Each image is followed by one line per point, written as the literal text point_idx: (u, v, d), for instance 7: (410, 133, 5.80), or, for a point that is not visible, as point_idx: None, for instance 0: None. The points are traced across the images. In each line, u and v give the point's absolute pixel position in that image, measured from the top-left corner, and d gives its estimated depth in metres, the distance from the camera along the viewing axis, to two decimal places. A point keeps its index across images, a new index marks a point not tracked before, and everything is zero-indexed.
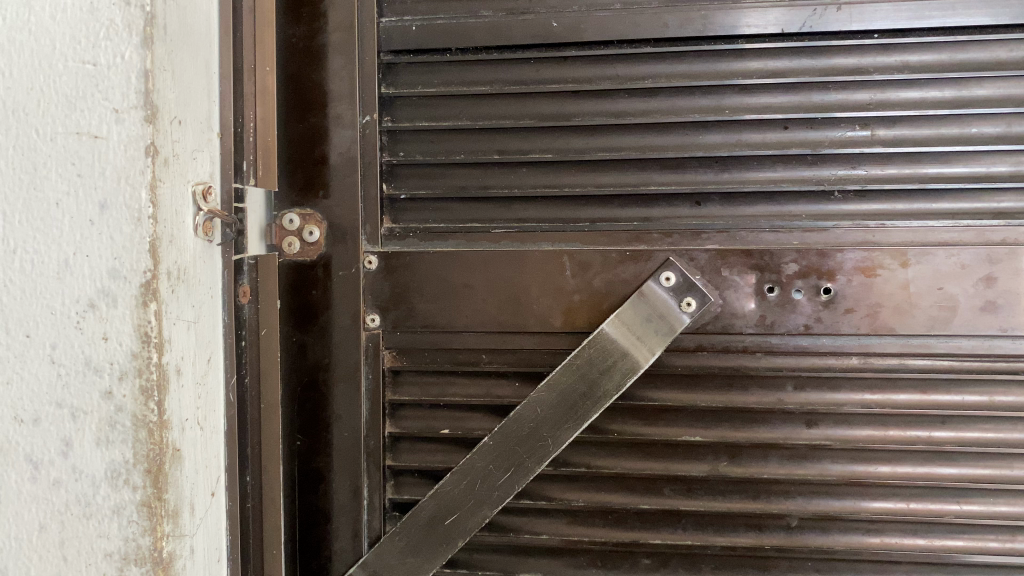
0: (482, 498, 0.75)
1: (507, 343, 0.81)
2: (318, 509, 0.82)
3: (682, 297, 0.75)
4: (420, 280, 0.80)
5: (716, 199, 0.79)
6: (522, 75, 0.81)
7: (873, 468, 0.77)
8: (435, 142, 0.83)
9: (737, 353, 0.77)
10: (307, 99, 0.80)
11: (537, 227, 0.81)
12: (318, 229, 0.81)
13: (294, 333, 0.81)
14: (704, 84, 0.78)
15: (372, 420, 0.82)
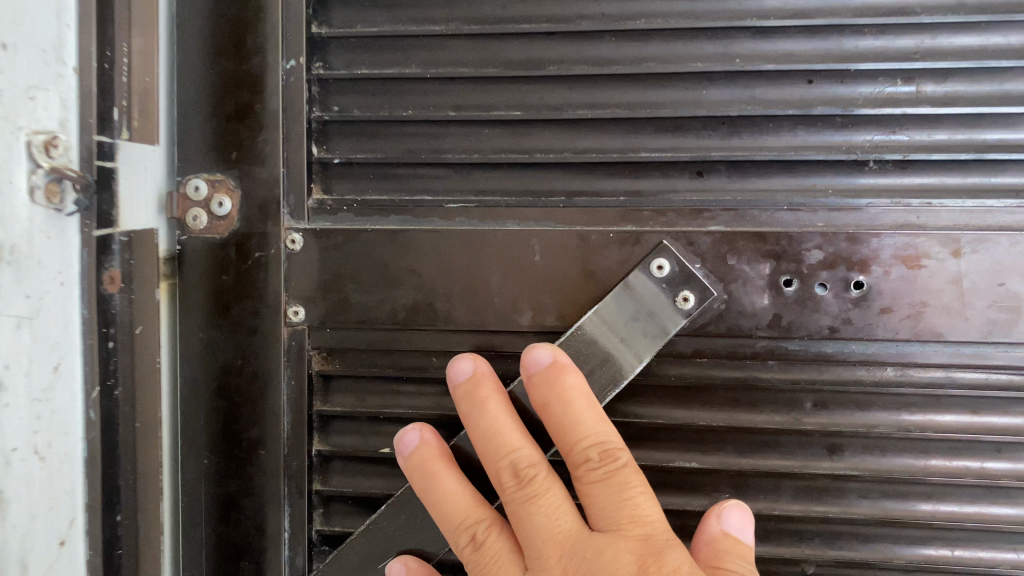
0: (427, 536, 0.60)
1: (462, 344, 0.65)
2: (227, 545, 0.66)
3: (677, 291, 0.60)
4: (354, 264, 0.65)
5: (722, 169, 0.64)
6: (484, 11, 0.65)
7: (910, 506, 0.62)
8: (377, 94, 0.67)
9: (745, 360, 0.62)
10: (217, 37, 0.65)
11: (499, 202, 0.65)
12: (229, 200, 0.65)
13: (201, 326, 0.66)
14: (708, 26, 0.62)
15: (297, 436, 0.67)
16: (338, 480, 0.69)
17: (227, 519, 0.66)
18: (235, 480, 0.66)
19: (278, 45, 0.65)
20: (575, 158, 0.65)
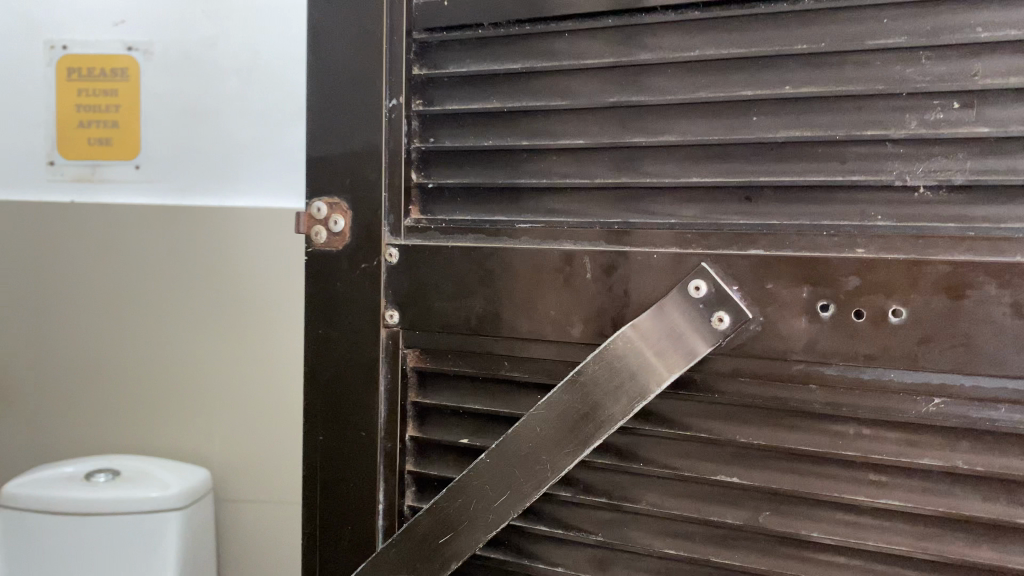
0: (477, 520, 0.69)
1: (524, 352, 0.72)
2: (337, 507, 0.80)
3: (712, 312, 0.63)
4: (437, 276, 0.75)
5: (770, 192, 0.64)
6: (556, 49, 0.72)
7: (960, 546, 0.59)
8: (465, 126, 0.76)
9: (786, 383, 0.63)
10: (335, 84, 0.78)
11: (561, 223, 0.71)
12: (343, 219, 0.78)
13: (319, 326, 0.80)
14: (761, 54, 0.64)
15: (391, 422, 0.78)
16: (427, 464, 0.78)
17: (335, 485, 0.80)
18: (341, 453, 0.79)
19: (382, 90, 0.76)
20: (627, 184, 0.69)
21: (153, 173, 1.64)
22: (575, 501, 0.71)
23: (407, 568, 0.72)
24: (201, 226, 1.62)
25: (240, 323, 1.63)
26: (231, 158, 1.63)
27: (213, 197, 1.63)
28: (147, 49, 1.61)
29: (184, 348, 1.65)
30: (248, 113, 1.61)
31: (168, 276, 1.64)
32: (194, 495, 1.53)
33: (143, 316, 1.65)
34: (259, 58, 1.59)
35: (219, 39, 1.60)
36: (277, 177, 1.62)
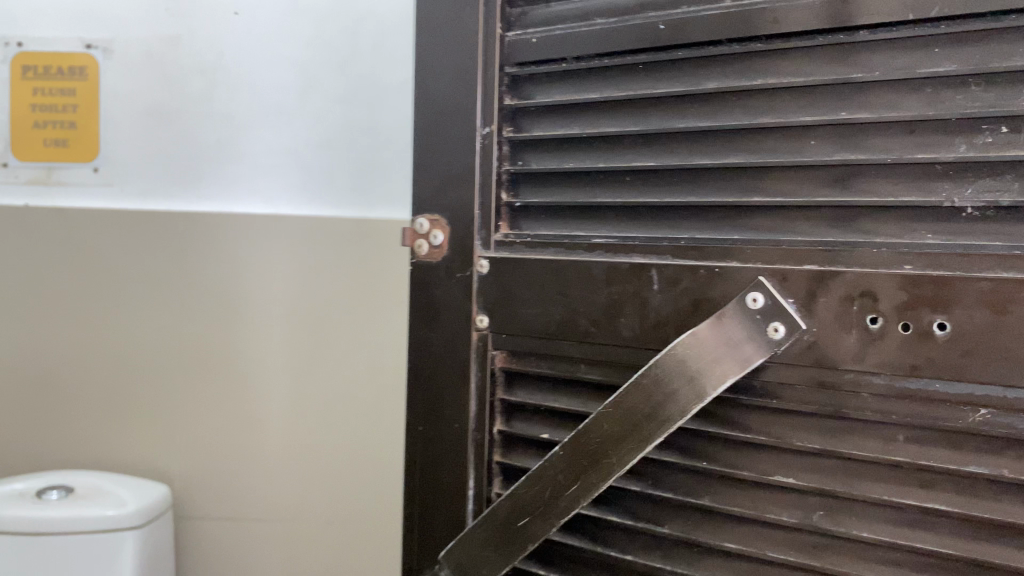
0: (552, 506, 0.76)
1: (596, 354, 0.79)
2: (433, 489, 0.89)
3: (767, 323, 0.68)
4: (523, 284, 0.83)
5: (824, 211, 0.68)
6: (631, 80, 0.79)
7: (1005, 553, 0.61)
8: (550, 151, 0.84)
9: (838, 390, 0.66)
10: (436, 115, 0.87)
11: (633, 239, 0.78)
12: (441, 233, 0.87)
13: (422, 327, 0.90)
14: (816, 83, 0.68)
15: (481, 415, 0.86)
16: (514, 455, 0.86)
17: (430, 469, 0.89)
18: (436, 441, 0.89)
19: (477, 116, 0.85)
20: (693, 199, 0.75)
21: (112, 175, 1.67)
22: (642, 492, 0.77)
23: (490, 548, 0.80)
24: (221, 237, 1.66)
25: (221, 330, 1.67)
26: (203, 162, 1.67)
27: (191, 201, 1.67)
28: (107, 46, 1.64)
29: (226, 357, 1.67)
30: (216, 112, 1.66)
31: (206, 289, 1.67)
32: (150, 513, 1.55)
33: (193, 328, 1.67)
34: (223, 61, 1.64)
35: (184, 38, 1.64)
36: (252, 182, 1.67)
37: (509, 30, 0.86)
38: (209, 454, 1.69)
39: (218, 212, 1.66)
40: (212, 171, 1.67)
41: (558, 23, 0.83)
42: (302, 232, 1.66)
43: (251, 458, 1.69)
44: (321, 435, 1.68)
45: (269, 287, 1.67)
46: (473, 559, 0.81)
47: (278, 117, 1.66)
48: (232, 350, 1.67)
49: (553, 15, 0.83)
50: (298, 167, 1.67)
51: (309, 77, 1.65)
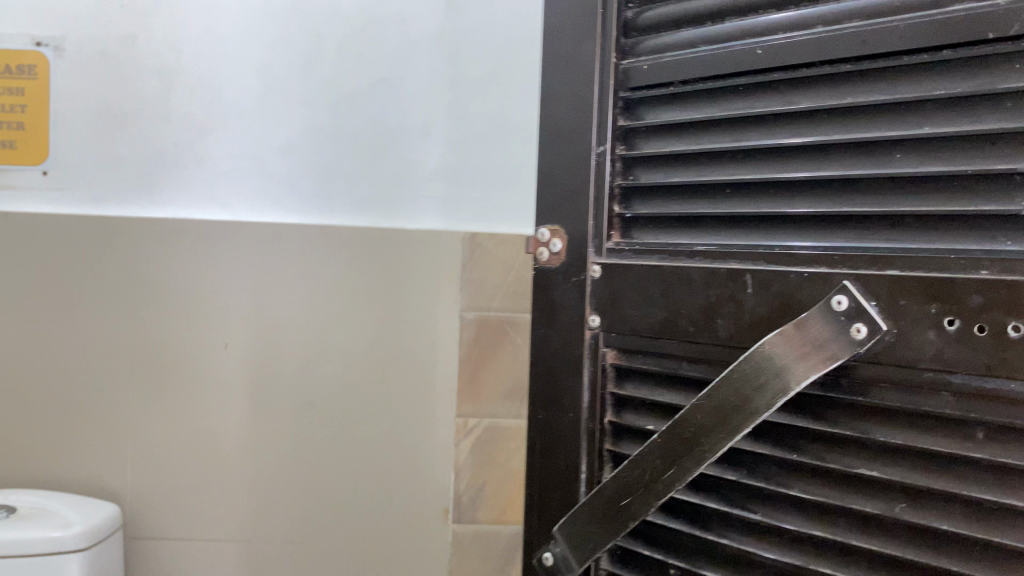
0: (648, 490, 0.76)
1: (696, 355, 0.77)
2: (546, 473, 0.90)
3: (851, 324, 0.66)
4: (628, 288, 0.83)
5: (911, 221, 0.65)
6: (729, 104, 0.77)
7: None
8: (658, 166, 0.83)
9: (916, 391, 0.64)
10: (555, 131, 0.89)
11: (734, 244, 0.76)
12: (559, 242, 0.88)
13: (542, 326, 0.91)
14: (905, 100, 0.65)
15: (592, 407, 0.86)
16: (624, 448, 0.84)
17: (546, 455, 0.90)
18: (552, 429, 0.90)
19: (593, 137, 0.86)
20: (794, 208, 0.72)
21: (62, 180, 1.48)
22: (737, 480, 0.75)
23: (592, 526, 0.81)
24: (170, 237, 1.49)
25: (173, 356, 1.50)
26: (151, 171, 1.50)
27: (142, 209, 1.50)
28: (60, 43, 1.46)
29: (181, 360, 1.50)
30: (176, 114, 1.49)
31: (146, 289, 1.49)
32: (98, 535, 1.37)
33: (142, 322, 1.49)
34: (181, 61, 1.48)
35: (139, 38, 1.48)
36: (225, 191, 1.51)
37: (624, 56, 0.85)
38: (152, 458, 1.50)
39: (177, 219, 1.49)
40: (164, 177, 1.50)
41: (669, 48, 0.81)
42: (263, 238, 1.50)
43: (206, 463, 1.51)
44: (297, 427, 1.52)
45: (225, 297, 1.50)
46: (578, 536, 0.82)
47: (239, 120, 1.50)
48: (191, 350, 1.50)
49: (664, 40, 0.82)
50: (259, 174, 1.51)
51: (274, 83, 1.50)
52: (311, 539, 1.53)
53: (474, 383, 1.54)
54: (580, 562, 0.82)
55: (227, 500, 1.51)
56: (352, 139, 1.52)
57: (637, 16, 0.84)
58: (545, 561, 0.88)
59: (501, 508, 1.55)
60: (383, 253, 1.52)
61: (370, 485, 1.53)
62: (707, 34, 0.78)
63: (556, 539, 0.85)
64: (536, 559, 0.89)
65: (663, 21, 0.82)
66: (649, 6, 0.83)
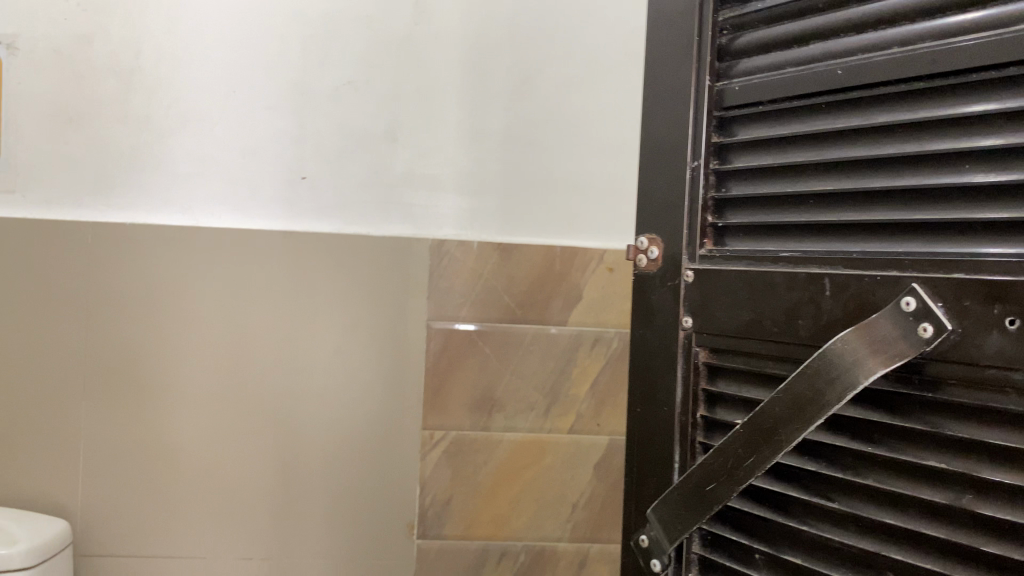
0: (732, 475, 0.83)
1: (781, 354, 0.83)
2: (645, 461, 0.98)
3: (918, 324, 0.70)
4: (717, 291, 0.90)
5: (979, 229, 0.70)
6: (812, 121, 0.85)
7: None
8: (750, 178, 0.91)
9: (983, 386, 0.67)
10: (655, 150, 0.98)
11: (816, 253, 0.82)
12: (657, 248, 0.97)
13: (641, 328, 0.99)
14: (969, 115, 0.71)
15: (687, 401, 0.93)
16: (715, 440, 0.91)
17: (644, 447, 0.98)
18: (649, 421, 0.97)
19: (690, 153, 0.94)
20: (865, 215, 0.80)
21: (12, 181, 1.74)
22: (816, 470, 0.81)
23: (681, 507, 0.89)
24: (129, 248, 1.76)
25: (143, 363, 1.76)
26: (110, 169, 1.77)
27: (100, 211, 1.77)
28: (14, 43, 1.72)
29: (150, 373, 1.77)
30: (133, 118, 1.76)
31: (120, 302, 1.76)
32: (43, 552, 1.59)
33: (115, 342, 1.76)
34: (139, 61, 1.75)
35: (95, 36, 1.74)
36: (192, 193, 1.79)
37: (719, 79, 0.94)
38: (128, 460, 1.76)
39: (133, 222, 1.76)
40: (120, 178, 1.77)
41: (761, 71, 0.89)
42: (214, 245, 1.77)
43: (172, 463, 1.77)
44: (246, 428, 1.78)
45: (179, 306, 1.77)
46: (670, 515, 0.90)
47: (199, 124, 1.78)
48: (157, 366, 1.77)
49: (758, 63, 0.90)
50: (217, 176, 1.79)
51: (235, 89, 1.78)
52: (268, 524, 1.80)
53: (440, 397, 1.84)
54: (671, 542, 0.90)
55: (198, 492, 1.78)
56: (313, 141, 1.81)
57: (731, 42, 0.93)
58: (642, 543, 0.95)
59: (464, 515, 1.86)
60: (341, 260, 1.81)
61: (325, 476, 1.81)
62: (795, 56, 0.86)
63: (652, 519, 0.93)
64: (636, 543, 0.97)
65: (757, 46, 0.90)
66: (742, 32, 0.92)
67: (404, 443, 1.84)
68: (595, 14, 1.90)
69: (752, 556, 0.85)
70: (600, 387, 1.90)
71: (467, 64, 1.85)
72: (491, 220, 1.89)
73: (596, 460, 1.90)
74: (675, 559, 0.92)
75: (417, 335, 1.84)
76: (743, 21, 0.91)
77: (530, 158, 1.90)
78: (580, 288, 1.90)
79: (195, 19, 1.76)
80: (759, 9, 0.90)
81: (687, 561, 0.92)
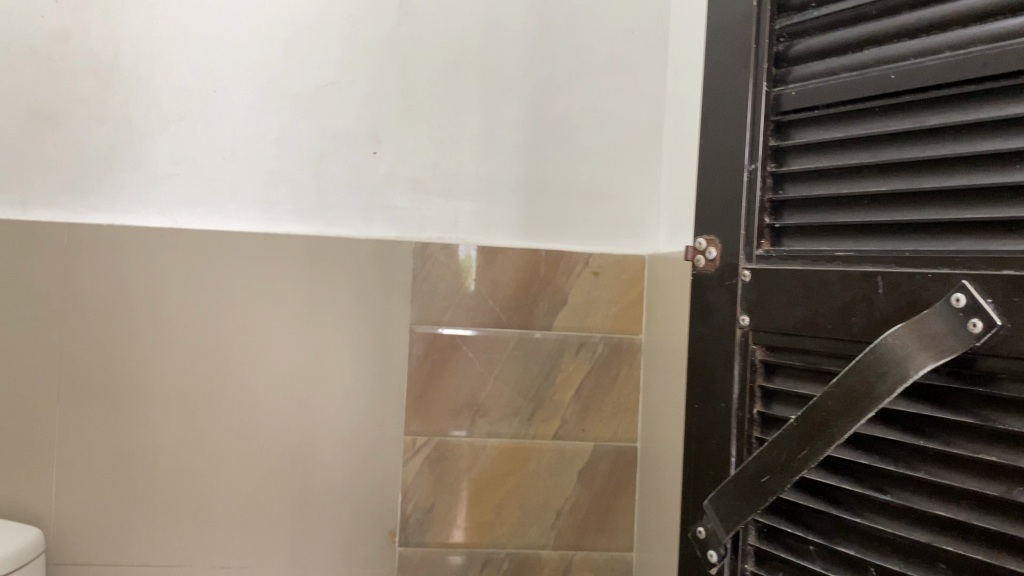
0: (785, 467, 0.82)
1: (832, 351, 0.81)
2: (704, 457, 0.97)
3: (967, 319, 0.67)
4: (773, 291, 0.88)
5: None
6: (868, 120, 0.82)
7: None
8: (807, 181, 0.88)
9: None
10: (715, 151, 0.97)
11: (874, 252, 0.78)
12: (714, 248, 0.96)
13: (699, 326, 0.99)
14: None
15: (742, 398, 0.92)
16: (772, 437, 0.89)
17: (705, 441, 0.97)
18: (708, 418, 0.97)
19: (747, 155, 0.92)
20: (923, 216, 0.75)
21: None
22: (871, 464, 0.78)
23: (735, 500, 0.89)
24: (103, 249, 1.69)
25: (125, 366, 1.69)
26: (85, 169, 1.69)
27: (76, 211, 1.69)
28: None
29: (124, 377, 1.69)
30: (113, 118, 1.70)
31: (93, 303, 1.69)
32: (14, 563, 1.51)
33: (87, 345, 1.68)
34: (117, 59, 1.69)
35: (72, 34, 1.67)
36: (171, 194, 1.72)
37: (775, 82, 0.91)
38: (99, 467, 1.68)
39: (111, 224, 1.69)
40: (97, 178, 1.70)
41: (815, 68, 0.87)
42: (192, 246, 1.71)
43: (150, 472, 1.69)
44: (223, 433, 1.71)
45: (159, 310, 1.70)
46: (724, 507, 0.91)
47: (179, 124, 1.71)
48: (132, 369, 1.69)
49: (815, 59, 0.87)
50: (198, 177, 1.73)
51: (216, 87, 1.72)
52: (245, 534, 1.72)
53: (423, 404, 1.78)
54: (726, 532, 0.90)
55: (179, 502, 1.70)
56: (296, 143, 1.75)
57: (788, 44, 0.90)
58: (702, 533, 0.96)
59: (445, 524, 1.80)
60: (322, 261, 1.75)
61: (304, 484, 1.74)
62: (848, 54, 0.84)
63: (708, 510, 0.94)
64: (694, 533, 0.97)
65: (813, 46, 0.88)
66: (798, 33, 0.89)
67: (385, 449, 1.77)
68: (582, 17, 1.86)
69: (805, 550, 0.83)
70: (585, 393, 1.85)
71: (451, 65, 1.80)
72: (478, 223, 1.83)
73: (580, 467, 1.85)
74: (730, 552, 0.92)
75: (400, 340, 1.78)
76: (798, 24, 0.89)
77: (517, 161, 1.84)
78: (565, 292, 1.84)
79: (175, 16, 1.70)
80: (813, 11, 0.87)
81: (743, 555, 0.91)
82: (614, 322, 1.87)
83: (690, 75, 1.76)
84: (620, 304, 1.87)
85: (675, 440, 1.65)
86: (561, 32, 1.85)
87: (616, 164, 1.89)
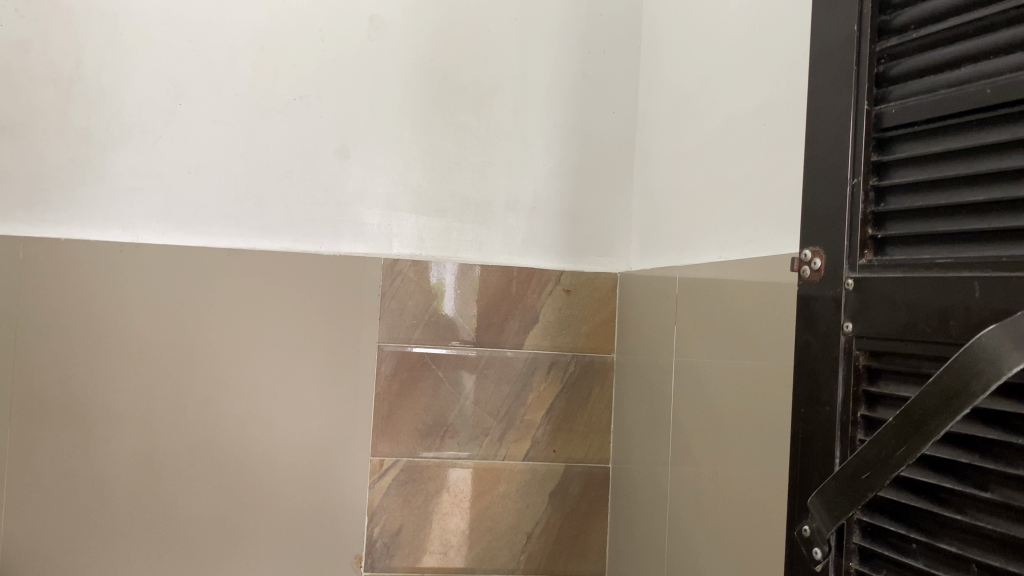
0: (879, 467, 0.62)
1: (937, 355, 0.59)
2: (809, 464, 0.71)
3: None
4: (883, 291, 0.64)
5: None
6: (969, 119, 0.59)
7: None
8: (920, 199, 0.63)
9: None
10: (815, 132, 0.73)
11: (993, 259, 0.55)
12: (819, 259, 0.71)
13: (803, 333, 0.73)
14: None
15: (845, 399, 0.67)
16: None
17: (807, 453, 0.71)
18: (811, 429, 0.71)
19: (846, 169, 0.69)
20: None
21: None
22: (950, 525, 0.57)
23: (835, 494, 0.66)
24: (58, 264, 1.59)
25: (82, 382, 1.59)
26: (41, 182, 1.60)
27: (31, 226, 1.59)
28: None
29: (80, 394, 1.59)
30: (74, 131, 1.61)
31: (52, 324, 1.59)
32: None
33: (41, 367, 1.58)
34: (80, 71, 1.60)
35: (34, 45, 1.58)
36: (133, 209, 1.63)
37: (876, 103, 0.67)
38: (54, 491, 1.57)
39: (67, 239, 1.60)
40: (57, 193, 1.60)
41: (920, 95, 0.63)
42: (155, 262, 1.62)
43: (106, 493, 1.59)
44: (184, 451, 1.62)
45: (121, 324, 1.61)
46: (825, 503, 0.67)
47: (142, 138, 1.63)
48: (90, 388, 1.59)
49: (918, 88, 0.64)
50: (163, 192, 1.64)
51: (182, 101, 1.64)
52: (207, 562, 1.62)
53: (391, 423, 1.70)
54: (826, 530, 0.67)
55: (136, 529, 1.60)
56: (263, 158, 1.67)
57: (890, 70, 0.67)
58: (804, 532, 0.70)
59: (416, 548, 1.71)
60: (290, 276, 1.67)
61: (270, 508, 1.64)
62: (954, 75, 0.61)
63: (811, 506, 0.69)
64: (797, 531, 0.72)
65: (919, 74, 0.64)
66: (900, 58, 0.66)
67: (351, 470, 1.68)
68: (556, 34, 1.81)
69: (907, 550, 0.60)
70: (557, 414, 1.78)
71: (421, 81, 1.74)
72: (447, 240, 1.76)
73: (552, 488, 1.77)
74: (835, 549, 0.67)
75: (370, 358, 1.70)
76: (900, 48, 0.65)
77: (488, 179, 1.78)
78: (536, 309, 1.77)
79: (139, 26, 1.62)
80: (913, 34, 0.64)
81: (846, 552, 0.66)
82: (585, 341, 1.80)
83: (665, 92, 1.70)
84: (591, 322, 1.80)
85: (654, 472, 1.55)
86: (533, 51, 1.80)
87: (591, 184, 1.83)
